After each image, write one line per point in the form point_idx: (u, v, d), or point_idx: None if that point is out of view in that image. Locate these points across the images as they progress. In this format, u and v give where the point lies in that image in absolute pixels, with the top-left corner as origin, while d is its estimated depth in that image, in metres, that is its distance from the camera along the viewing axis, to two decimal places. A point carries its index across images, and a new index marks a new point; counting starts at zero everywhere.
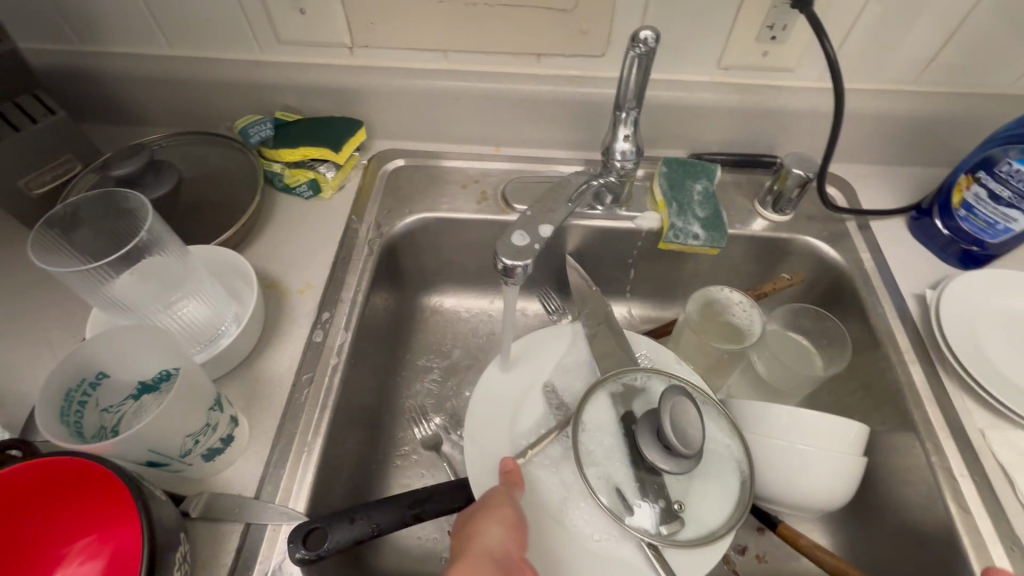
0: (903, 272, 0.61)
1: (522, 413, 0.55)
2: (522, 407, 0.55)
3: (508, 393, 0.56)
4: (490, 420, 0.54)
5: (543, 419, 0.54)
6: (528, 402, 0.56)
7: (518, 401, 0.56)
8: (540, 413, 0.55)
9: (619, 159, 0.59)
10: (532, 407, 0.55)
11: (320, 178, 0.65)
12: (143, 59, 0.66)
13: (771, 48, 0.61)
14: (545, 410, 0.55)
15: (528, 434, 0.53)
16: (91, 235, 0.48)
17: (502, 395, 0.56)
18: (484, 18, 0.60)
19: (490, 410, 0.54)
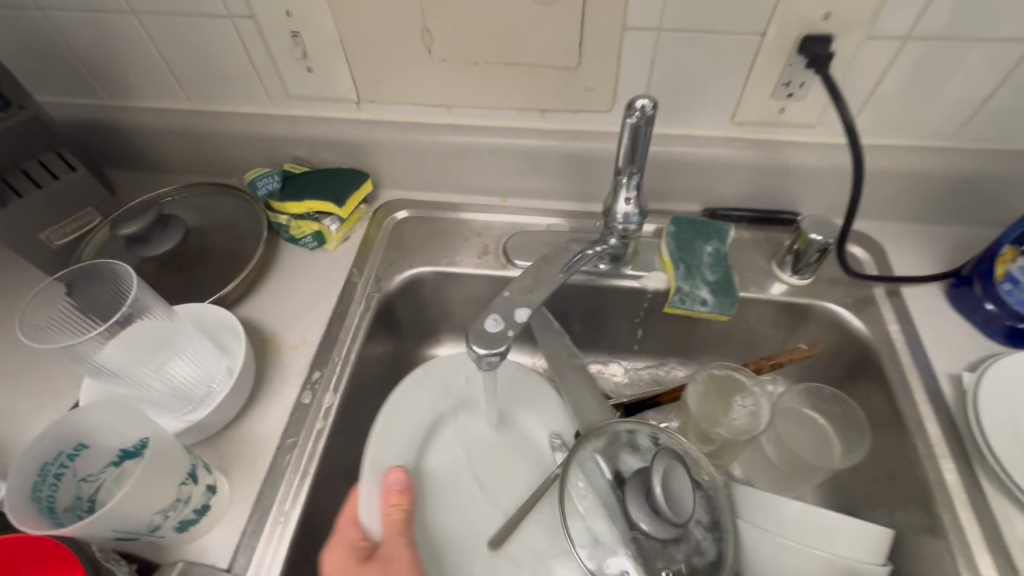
0: (938, 348, 0.56)
1: (443, 445, 0.55)
2: (443, 439, 0.56)
3: (426, 423, 0.55)
4: (399, 449, 0.53)
5: (450, 451, 0.55)
6: (446, 434, 0.56)
7: (435, 431, 0.56)
8: (468, 446, 0.55)
9: (621, 221, 0.56)
10: (447, 439, 0.56)
11: (324, 230, 0.66)
12: (164, 113, 0.69)
13: (788, 104, 0.57)
14: (483, 442, 0.56)
15: (447, 467, 0.54)
16: (85, 307, 0.49)
17: (417, 424, 0.55)
18: (487, 75, 0.60)
19: (403, 438, 0.53)
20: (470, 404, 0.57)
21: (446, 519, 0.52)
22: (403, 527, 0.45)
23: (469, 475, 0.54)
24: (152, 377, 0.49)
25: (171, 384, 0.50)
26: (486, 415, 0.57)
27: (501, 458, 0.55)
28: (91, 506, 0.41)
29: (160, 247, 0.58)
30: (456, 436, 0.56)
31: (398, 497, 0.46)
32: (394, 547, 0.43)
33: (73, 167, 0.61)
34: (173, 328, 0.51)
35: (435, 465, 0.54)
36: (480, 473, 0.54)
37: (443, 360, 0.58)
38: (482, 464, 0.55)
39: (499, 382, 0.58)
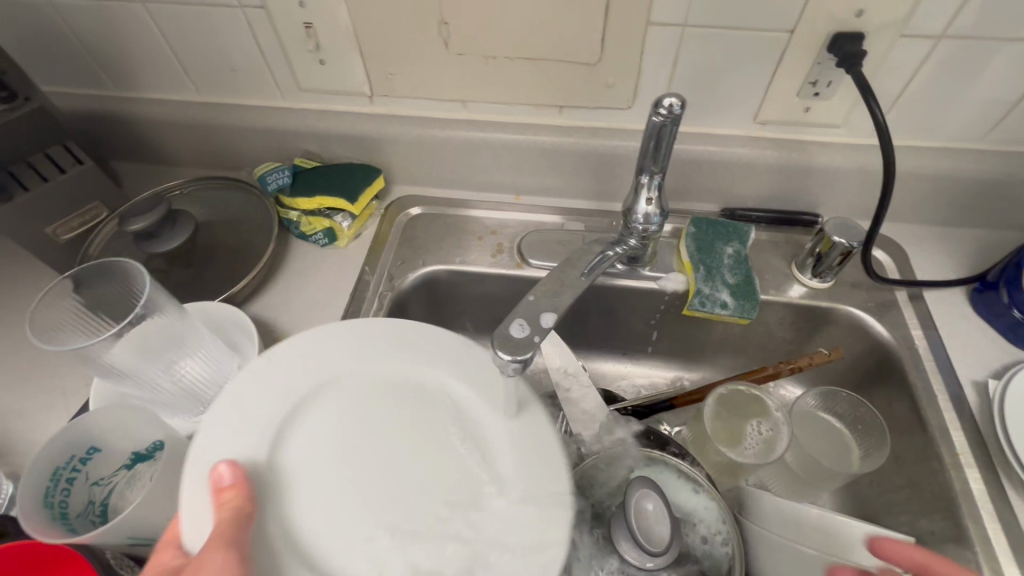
0: (961, 354, 0.55)
1: (313, 419, 0.41)
2: (314, 412, 0.41)
3: (290, 395, 0.41)
4: (253, 431, 0.39)
5: (327, 425, 0.40)
6: (320, 406, 0.41)
7: (303, 402, 0.41)
8: (347, 418, 0.41)
9: (641, 221, 0.55)
10: (320, 410, 0.41)
11: (336, 227, 0.65)
12: (172, 105, 0.68)
13: (813, 104, 0.56)
14: (371, 409, 0.42)
15: (318, 448, 0.39)
16: (93, 305, 0.48)
17: (279, 400, 0.41)
18: (505, 70, 0.58)
19: (264, 416, 0.40)
20: (353, 367, 0.44)
21: (307, 517, 0.37)
22: (229, 530, 0.33)
23: (348, 456, 0.39)
24: (164, 378, 0.48)
25: (183, 385, 0.49)
26: (375, 377, 0.43)
27: (388, 434, 0.41)
28: (104, 510, 0.40)
29: (170, 241, 0.57)
30: (333, 406, 0.41)
31: (234, 497, 0.35)
32: (204, 552, 0.32)
33: (80, 160, 0.60)
34: (185, 328, 0.49)
35: (296, 450, 0.39)
36: (361, 453, 0.40)
37: (302, 334, 0.45)
38: (364, 439, 0.40)
39: (381, 338, 0.45)
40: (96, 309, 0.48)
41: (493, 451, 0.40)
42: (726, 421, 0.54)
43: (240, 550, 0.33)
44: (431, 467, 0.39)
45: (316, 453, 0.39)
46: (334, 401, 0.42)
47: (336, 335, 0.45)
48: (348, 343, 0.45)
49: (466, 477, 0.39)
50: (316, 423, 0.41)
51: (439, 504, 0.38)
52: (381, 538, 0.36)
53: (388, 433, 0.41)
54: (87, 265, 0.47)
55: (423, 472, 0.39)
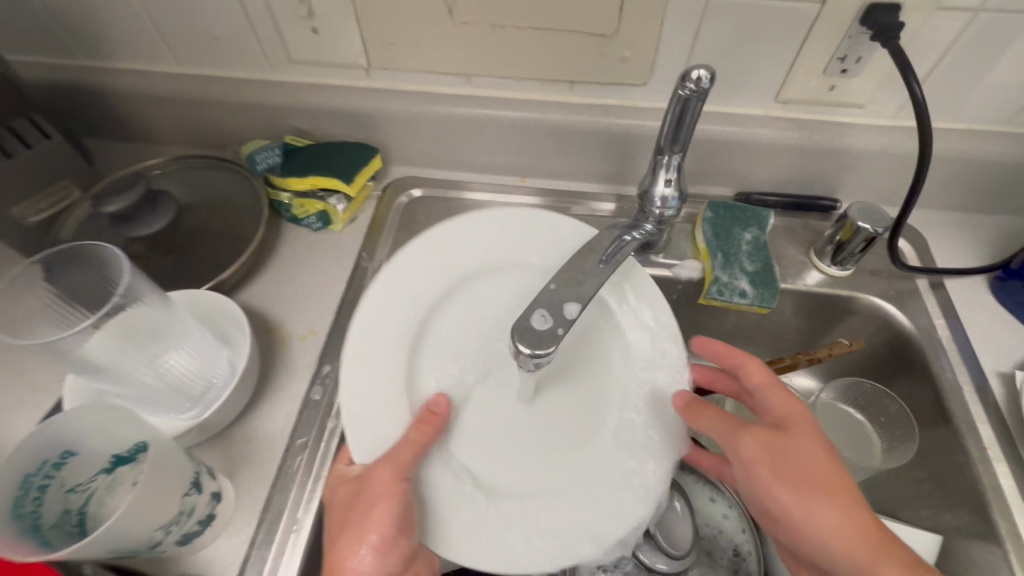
0: (984, 344, 0.53)
1: (439, 344, 0.45)
2: (443, 339, 0.45)
3: (413, 325, 0.44)
4: (389, 363, 0.43)
5: (453, 348, 0.45)
6: (439, 330, 0.45)
7: (420, 331, 0.45)
8: (469, 337, 0.45)
9: (658, 205, 0.51)
10: (440, 333, 0.45)
11: (330, 210, 0.60)
12: (150, 77, 0.63)
13: (839, 81, 0.53)
14: (494, 325, 0.46)
15: (451, 372, 0.44)
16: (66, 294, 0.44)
17: (401, 330, 0.44)
18: (513, 41, 0.54)
19: (384, 357, 0.43)
20: (459, 291, 0.47)
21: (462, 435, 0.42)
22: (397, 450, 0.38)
23: (479, 372, 0.44)
24: (145, 371, 0.44)
25: (167, 379, 0.45)
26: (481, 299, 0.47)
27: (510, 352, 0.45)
28: (82, 517, 0.37)
29: (152, 224, 0.53)
30: (456, 327, 0.46)
31: (420, 428, 0.39)
32: (372, 467, 0.37)
33: (48, 136, 0.55)
34: (168, 317, 0.45)
35: (429, 374, 0.44)
36: (498, 370, 0.45)
37: (387, 271, 0.46)
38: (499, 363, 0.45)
39: (478, 253, 0.48)
40: (69, 300, 0.44)
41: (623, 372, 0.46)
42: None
43: (404, 468, 0.37)
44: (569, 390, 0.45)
45: (452, 375, 0.44)
46: (457, 321, 0.46)
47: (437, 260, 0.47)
48: (435, 264, 0.47)
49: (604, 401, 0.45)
50: (445, 346, 0.45)
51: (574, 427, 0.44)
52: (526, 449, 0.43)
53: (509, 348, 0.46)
54: (54, 249, 0.42)
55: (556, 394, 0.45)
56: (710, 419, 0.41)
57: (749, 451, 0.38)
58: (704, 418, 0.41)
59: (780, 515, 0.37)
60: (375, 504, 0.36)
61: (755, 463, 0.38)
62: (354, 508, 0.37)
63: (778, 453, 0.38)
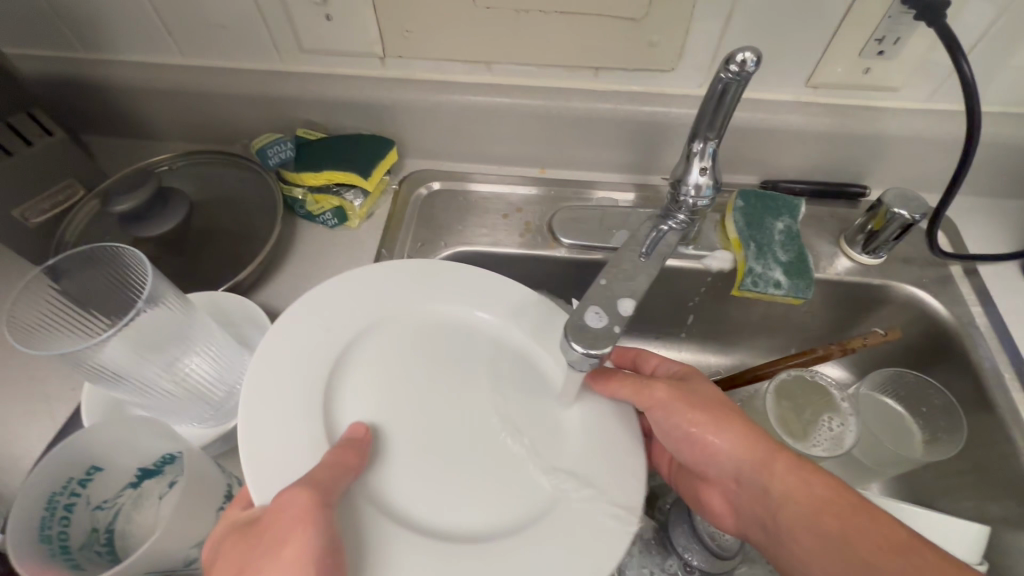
0: (1022, 331, 0.52)
1: (356, 380, 0.40)
2: (365, 378, 0.40)
3: (327, 361, 0.40)
4: (303, 403, 0.37)
5: (372, 387, 0.40)
6: (359, 367, 0.41)
7: (337, 367, 0.40)
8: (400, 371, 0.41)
9: (692, 195, 0.50)
10: (354, 372, 0.40)
11: (347, 205, 0.58)
12: (152, 69, 0.60)
13: (875, 64, 0.52)
14: (406, 367, 0.42)
15: (375, 412, 0.39)
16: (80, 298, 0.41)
17: (319, 368, 0.39)
18: (538, 27, 0.52)
19: (288, 412, 0.37)
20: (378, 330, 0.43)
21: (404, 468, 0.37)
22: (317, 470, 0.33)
23: (406, 410, 0.40)
24: (166, 379, 0.42)
25: (187, 386, 0.43)
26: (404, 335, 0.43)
27: (439, 383, 0.41)
28: (111, 536, 0.35)
29: (168, 221, 0.51)
30: (378, 365, 0.41)
31: (338, 452, 0.35)
32: (286, 489, 0.31)
33: (49, 132, 0.52)
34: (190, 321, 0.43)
35: (346, 411, 0.39)
36: (431, 405, 0.40)
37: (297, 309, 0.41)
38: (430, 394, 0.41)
39: (409, 296, 0.44)
40: (84, 304, 0.42)
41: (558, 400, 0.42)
42: (788, 411, 0.52)
43: (324, 493, 0.32)
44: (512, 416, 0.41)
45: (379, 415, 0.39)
46: (375, 358, 0.41)
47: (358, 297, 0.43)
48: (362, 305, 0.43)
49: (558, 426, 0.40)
50: (364, 383, 0.40)
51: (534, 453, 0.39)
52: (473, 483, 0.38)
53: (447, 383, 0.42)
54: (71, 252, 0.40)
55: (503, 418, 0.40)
56: (621, 387, 0.41)
57: (661, 397, 0.41)
58: (618, 384, 0.41)
59: (695, 440, 0.41)
60: (287, 539, 0.30)
61: (670, 406, 0.41)
62: (257, 543, 0.31)
63: (684, 397, 0.41)
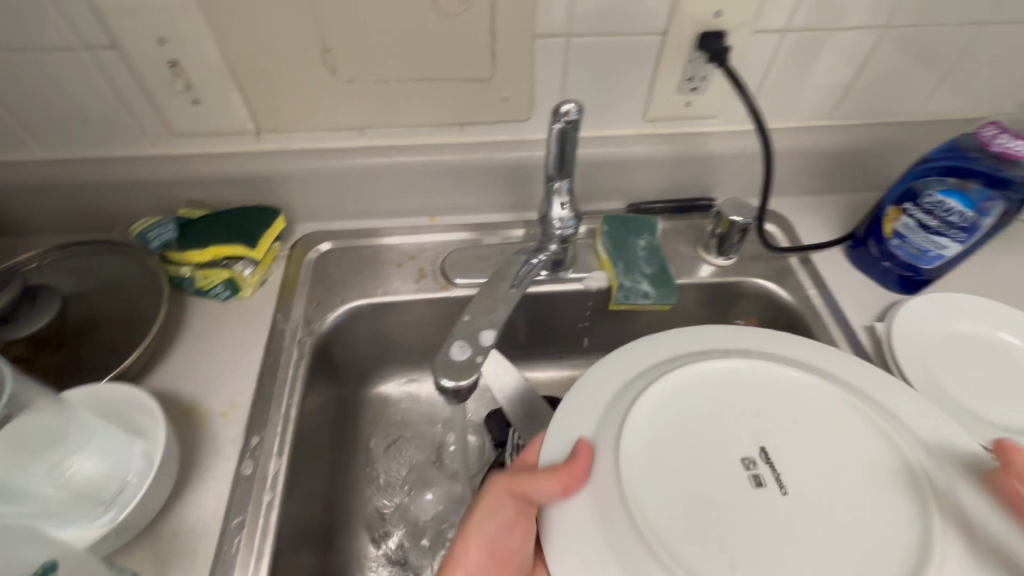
0: (850, 306, 0.62)
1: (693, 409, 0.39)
2: (663, 369, 0.42)
3: (602, 435, 0.38)
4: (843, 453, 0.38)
5: (575, 411, 0.41)
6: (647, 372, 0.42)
7: (637, 392, 0.40)
8: (735, 439, 0.37)
9: (558, 227, 0.56)
10: (665, 428, 0.38)
11: (237, 276, 0.59)
12: (12, 167, 0.58)
13: (693, 98, 0.61)
14: (705, 493, 0.35)
15: (740, 382, 0.41)
16: None
17: (631, 419, 0.38)
18: (399, 94, 0.57)
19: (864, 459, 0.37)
20: (691, 497, 0.34)
21: (906, 405, 0.39)
22: None
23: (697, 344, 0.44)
24: (43, 483, 0.40)
25: (65, 485, 0.41)
26: (792, 498, 0.34)
27: (761, 413, 0.39)
28: None
29: (35, 320, 0.51)
30: (621, 410, 0.39)
31: None
32: None
33: None
34: (65, 419, 0.42)
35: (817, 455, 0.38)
36: (598, 385, 0.42)
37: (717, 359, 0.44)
38: (648, 448, 0.37)
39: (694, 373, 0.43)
40: None
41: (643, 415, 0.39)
42: None
43: None
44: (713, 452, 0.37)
45: (743, 335, 0.45)
46: (610, 444, 0.37)
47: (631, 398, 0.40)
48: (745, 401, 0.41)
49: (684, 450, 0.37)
50: (614, 385, 0.42)
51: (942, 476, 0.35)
52: (928, 431, 0.38)
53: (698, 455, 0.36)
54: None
55: (859, 457, 0.36)
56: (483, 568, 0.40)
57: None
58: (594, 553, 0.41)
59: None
60: None
61: None
62: None
63: None
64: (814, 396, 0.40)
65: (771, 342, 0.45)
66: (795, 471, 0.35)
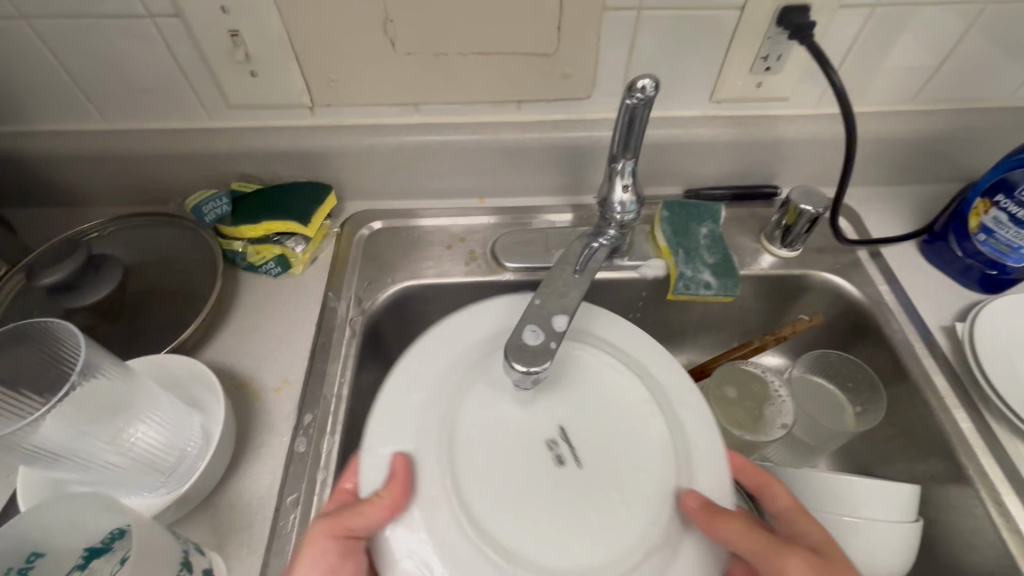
0: (926, 304, 0.58)
1: (503, 406, 0.40)
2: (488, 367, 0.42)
3: (429, 426, 0.38)
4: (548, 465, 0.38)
5: (402, 401, 0.39)
6: (471, 368, 0.41)
7: (461, 388, 0.40)
8: (534, 425, 0.40)
9: (618, 211, 0.53)
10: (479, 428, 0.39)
11: (288, 253, 0.59)
12: (71, 137, 0.59)
13: (765, 78, 0.57)
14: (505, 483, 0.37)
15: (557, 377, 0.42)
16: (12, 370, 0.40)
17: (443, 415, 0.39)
18: (457, 69, 0.55)
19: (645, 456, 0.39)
20: (507, 489, 0.37)
21: (674, 391, 0.42)
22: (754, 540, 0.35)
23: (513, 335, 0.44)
24: (105, 450, 0.40)
25: (127, 453, 0.41)
26: (590, 486, 0.37)
27: (564, 403, 0.41)
28: None
29: (98, 289, 0.50)
30: (447, 399, 0.40)
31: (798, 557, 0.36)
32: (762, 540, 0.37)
33: None
34: (128, 387, 0.42)
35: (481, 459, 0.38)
36: (427, 375, 0.41)
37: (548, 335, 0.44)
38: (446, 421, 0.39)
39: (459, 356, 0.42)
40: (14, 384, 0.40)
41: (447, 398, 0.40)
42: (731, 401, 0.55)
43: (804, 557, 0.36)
44: (500, 441, 0.39)
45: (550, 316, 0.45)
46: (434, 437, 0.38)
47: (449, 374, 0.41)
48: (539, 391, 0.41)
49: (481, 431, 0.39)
50: (442, 377, 0.41)
51: (698, 467, 0.38)
52: (685, 441, 0.39)
53: (486, 437, 0.39)
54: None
55: (617, 458, 0.39)
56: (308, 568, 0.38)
57: None
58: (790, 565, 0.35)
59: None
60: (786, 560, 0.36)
61: None
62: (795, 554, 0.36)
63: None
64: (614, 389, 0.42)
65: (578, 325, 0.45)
66: (571, 463, 0.38)
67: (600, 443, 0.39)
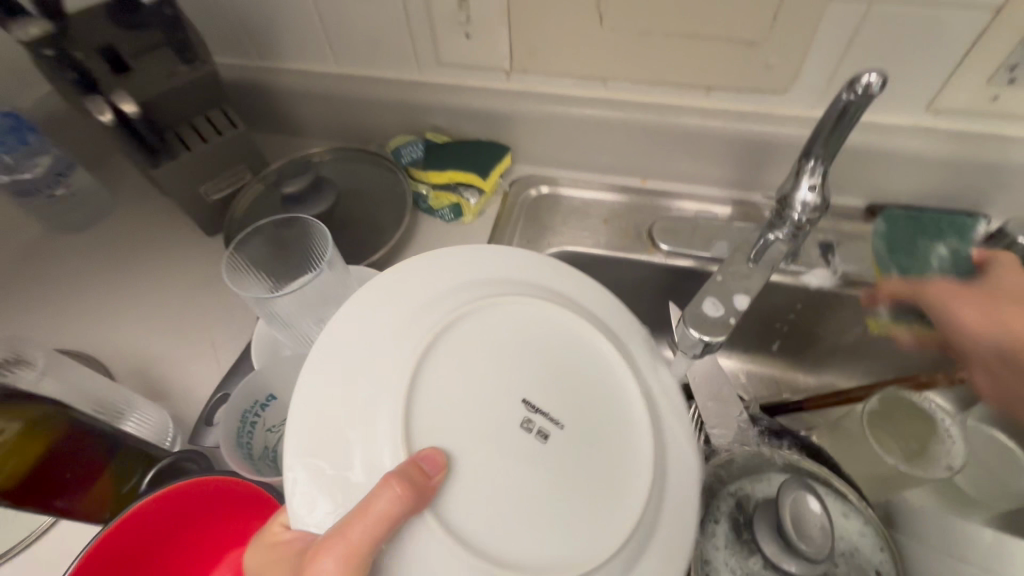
0: None
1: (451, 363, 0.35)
2: (417, 336, 0.36)
3: (358, 411, 0.34)
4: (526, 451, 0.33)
5: (309, 397, 0.34)
6: (391, 342, 0.36)
7: (410, 338, 0.36)
8: (497, 398, 0.35)
9: (798, 211, 0.51)
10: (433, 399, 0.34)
11: (464, 203, 0.65)
12: (307, 76, 0.70)
13: (1004, 92, 0.51)
14: (493, 467, 0.33)
15: (501, 324, 0.38)
16: (264, 245, 0.52)
17: (374, 397, 0.34)
18: (658, 48, 0.56)
19: (618, 445, 0.36)
20: (474, 462, 0.32)
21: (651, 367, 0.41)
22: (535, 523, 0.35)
23: (429, 296, 0.39)
24: (316, 330, 0.49)
25: None
26: (575, 473, 0.34)
27: (534, 374, 0.36)
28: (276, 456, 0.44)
29: (318, 204, 0.59)
30: (373, 378, 0.35)
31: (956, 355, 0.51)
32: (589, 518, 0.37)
33: (235, 124, 0.60)
34: (341, 285, 0.50)
35: (426, 423, 0.33)
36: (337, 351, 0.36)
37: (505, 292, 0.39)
38: (392, 369, 0.35)
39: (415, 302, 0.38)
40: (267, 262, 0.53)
41: (398, 344, 0.36)
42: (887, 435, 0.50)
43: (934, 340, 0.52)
44: (451, 404, 0.34)
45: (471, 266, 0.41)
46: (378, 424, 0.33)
47: (400, 319, 0.37)
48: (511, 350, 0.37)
49: (438, 391, 0.34)
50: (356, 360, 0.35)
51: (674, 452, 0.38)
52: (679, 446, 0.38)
53: (436, 399, 0.34)
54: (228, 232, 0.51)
55: (602, 446, 0.35)
56: None
57: None
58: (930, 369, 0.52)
59: None
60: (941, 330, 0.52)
61: None
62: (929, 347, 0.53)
63: None
64: (555, 325, 0.39)
65: (490, 268, 0.41)
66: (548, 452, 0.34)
67: (579, 420, 0.36)
